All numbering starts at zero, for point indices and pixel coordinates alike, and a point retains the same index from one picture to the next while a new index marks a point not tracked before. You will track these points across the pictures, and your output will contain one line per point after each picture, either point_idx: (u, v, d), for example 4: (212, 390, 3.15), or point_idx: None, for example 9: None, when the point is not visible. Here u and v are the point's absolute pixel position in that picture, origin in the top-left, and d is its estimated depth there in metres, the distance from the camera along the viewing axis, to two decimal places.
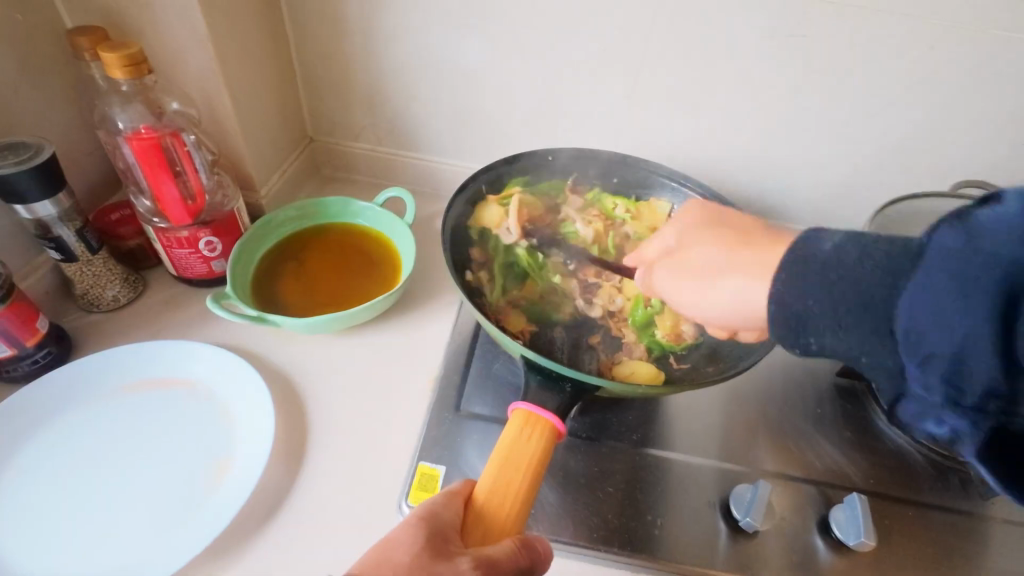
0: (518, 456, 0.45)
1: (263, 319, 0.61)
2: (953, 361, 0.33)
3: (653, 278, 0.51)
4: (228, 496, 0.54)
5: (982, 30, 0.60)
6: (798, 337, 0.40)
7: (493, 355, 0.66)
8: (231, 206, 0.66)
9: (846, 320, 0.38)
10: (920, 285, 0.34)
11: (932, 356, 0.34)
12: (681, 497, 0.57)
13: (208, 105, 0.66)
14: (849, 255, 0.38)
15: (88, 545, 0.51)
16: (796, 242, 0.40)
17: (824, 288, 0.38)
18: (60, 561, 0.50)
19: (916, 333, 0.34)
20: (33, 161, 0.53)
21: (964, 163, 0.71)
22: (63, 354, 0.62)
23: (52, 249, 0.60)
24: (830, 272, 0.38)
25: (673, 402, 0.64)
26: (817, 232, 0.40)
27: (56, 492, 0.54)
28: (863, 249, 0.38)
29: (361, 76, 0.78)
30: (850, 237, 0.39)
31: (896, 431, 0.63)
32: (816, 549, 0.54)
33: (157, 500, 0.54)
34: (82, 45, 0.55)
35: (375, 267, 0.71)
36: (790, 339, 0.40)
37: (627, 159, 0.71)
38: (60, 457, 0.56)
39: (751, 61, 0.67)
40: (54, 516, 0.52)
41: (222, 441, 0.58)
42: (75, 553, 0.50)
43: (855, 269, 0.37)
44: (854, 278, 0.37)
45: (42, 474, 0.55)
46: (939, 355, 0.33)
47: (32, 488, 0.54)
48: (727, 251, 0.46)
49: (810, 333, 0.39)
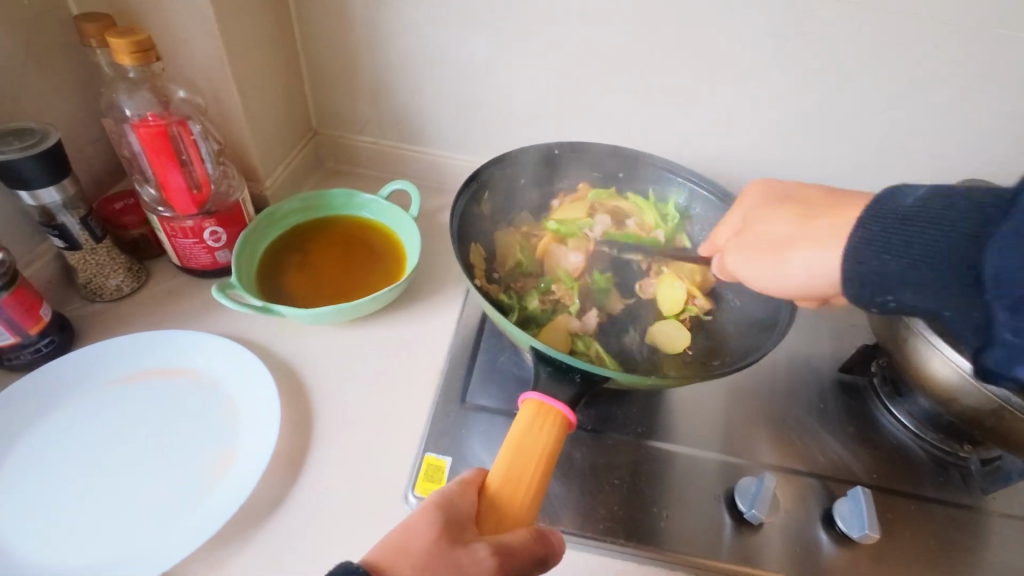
0: (531, 446, 0.45)
1: (268, 310, 0.61)
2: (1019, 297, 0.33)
3: (724, 258, 0.52)
4: (225, 495, 0.53)
5: (983, 30, 0.61)
6: (876, 292, 0.40)
7: (498, 348, 0.67)
8: (236, 196, 0.65)
9: (925, 274, 0.38)
10: (1008, 235, 0.34)
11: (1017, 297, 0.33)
12: (685, 491, 0.57)
13: (214, 95, 0.65)
14: (935, 208, 0.38)
15: (100, 532, 0.50)
16: (883, 191, 0.41)
17: (900, 233, 0.39)
18: (72, 550, 0.49)
19: (1002, 277, 0.33)
20: (38, 147, 0.53)
21: (967, 162, 0.72)
22: (66, 344, 0.62)
23: (55, 237, 0.60)
24: (917, 226, 0.38)
25: (678, 396, 0.65)
26: (904, 187, 0.40)
27: (42, 491, 0.52)
28: (944, 200, 0.38)
29: (366, 68, 0.78)
30: (932, 190, 0.39)
31: (898, 426, 0.64)
32: (819, 542, 0.55)
33: (151, 498, 0.53)
34: (88, 31, 0.54)
35: (381, 260, 0.71)
36: (866, 296, 0.41)
37: (637, 155, 0.70)
38: (50, 454, 0.55)
39: (757, 57, 0.67)
40: (42, 513, 0.51)
41: (223, 436, 0.57)
42: (87, 541, 0.50)
43: (933, 218, 0.38)
44: (932, 223, 0.38)
45: (29, 471, 0.53)
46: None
47: (17, 486, 0.52)
48: (802, 223, 0.47)
49: (889, 288, 0.39)
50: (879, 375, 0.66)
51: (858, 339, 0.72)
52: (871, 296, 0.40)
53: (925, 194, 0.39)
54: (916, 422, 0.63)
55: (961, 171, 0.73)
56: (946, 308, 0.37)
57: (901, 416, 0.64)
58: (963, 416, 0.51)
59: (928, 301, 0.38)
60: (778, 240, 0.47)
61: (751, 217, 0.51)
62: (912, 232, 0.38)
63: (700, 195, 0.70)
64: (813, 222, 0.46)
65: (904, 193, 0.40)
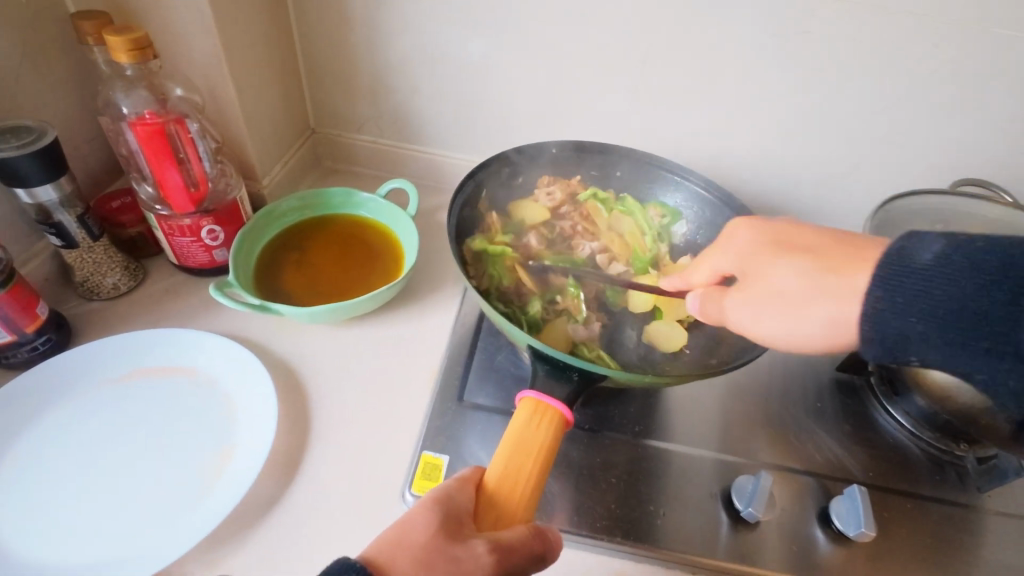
0: (529, 442, 0.45)
1: (266, 308, 0.61)
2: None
3: (715, 301, 0.48)
4: (223, 494, 0.53)
5: (980, 30, 0.61)
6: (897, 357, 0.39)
7: (496, 347, 0.67)
8: (234, 194, 0.65)
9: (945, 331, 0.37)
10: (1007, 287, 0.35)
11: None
12: (682, 489, 0.57)
13: (212, 93, 0.65)
14: (953, 269, 0.37)
15: (96, 531, 0.50)
16: (892, 246, 0.39)
17: (908, 291, 0.38)
18: (68, 548, 0.49)
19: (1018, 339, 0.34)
20: (35, 145, 0.53)
21: (965, 162, 0.72)
22: (63, 342, 0.62)
23: (52, 235, 0.60)
24: (934, 286, 0.37)
25: (675, 395, 0.65)
26: (912, 235, 0.39)
27: (40, 489, 0.52)
28: (961, 255, 0.37)
29: (364, 68, 0.78)
30: (946, 241, 0.37)
31: (895, 425, 0.64)
32: (816, 540, 0.55)
33: (149, 496, 0.53)
34: (85, 28, 0.54)
35: (379, 258, 0.71)
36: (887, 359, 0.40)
37: (633, 154, 0.71)
38: (48, 452, 0.55)
39: (755, 58, 0.68)
40: (40, 512, 0.51)
41: (221, 434, 0.57)
42: (83, 540, 0.50)
43: (954, 275, 0.36)
44: (951, 284, 0.37)
45: (27, 470, 0.53)
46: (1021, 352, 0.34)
47: (15, 485, 0.52)
48: (811, 272, 0.43)
49: (907, 350, 0.38)
50: (875, 374, 0.66)
51: None
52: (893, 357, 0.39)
53: (941, 248, 0.37)
54: (913, 420, 0.63)
55: (958, 171, 0.73)
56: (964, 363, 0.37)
57: (898, 415, 0.64)
58: (958, 413, 0.51)
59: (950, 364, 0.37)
60: (781, 291, 0.44)
61: (746, 263, 0.47)
62: (926, 288, 0.37)
63: (697, 194, 0.70)
64: (821, 277, 0.43)
65: (916, 247, 0.38)
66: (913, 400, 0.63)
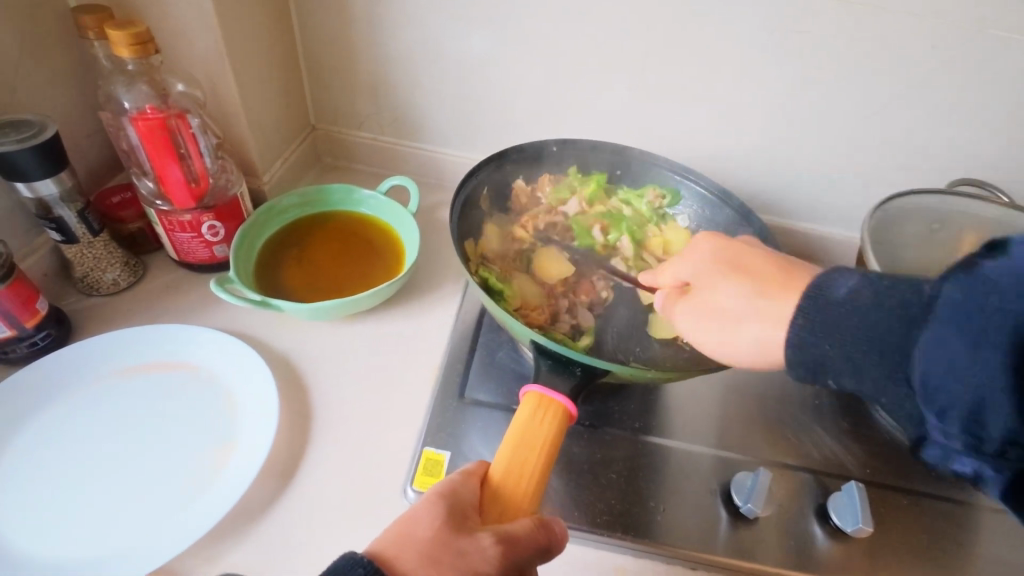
0: (534, 436, 0.45)
1: (267, 304, 0.61)
2: (971, 409, 0.32)
3: (668, 306, 0.51)
4: (217, 496, 0.52)
5: (977, 30, 0.62)
6: (814, 377, 0.41)
7: (497, 344, 0.67)
8: (235, 190, 0.65)
9: (861, 359, 0.39)
10: (935, 338, 0.33)
11: (947, 409, 0.33)
12: (682, 485, 0.57)
13: (213, 88, 0.65)
14: (865, 303, 0.39)
15: (95, 528, 0.50)
16: (819, 277, 0.42)
17: (838, 330, 0.39)
18: (65, 544, 0.49)
19: (931, 384, 0.33)
20: (36, 139, 0.53)
21: (962, 161, 0.72)
22: (63, 338, 0.62)
23: (52, 230, 0.60)
24: (851, 320, 0.39)
25: (674, 392, 0.65)
26: (835, 275, 0.41)
27: (31, 487, 0.52)
28: (872, 293, 0.39)
29: (364, 63, 0.77)
30: (861, 281, 0.40)
31: (891, 422, 0.64)
32: (814, 536, 0.55)
33: (140, 497, 0.52)
34: (87, 23, 0.54)
35: (379, 255, 0.71)
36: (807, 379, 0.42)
37: (634, 153, 0.71)
38: (40, 450, 0.54)
39: (756, 57, 0.68)
40: (28, 510, 0.51)
41: (218, 434, 0.57)
42: (80, 536, 0.50)
43: (864, 318, 0.38)
44: (865, 323, 0.38)
45: (20, 468, 0.53)
46: (953, 407, 0.32)
47: (8, 482, 0.52)
48: (752, 294, 0.45)
49: (824, 374, 0.41)
50: None
51: None
52: (813, 378, 0.41)
53: (854, 286, 0.40)
54: None
55: (958, 171, 0.73)
56: (888, 397, 0.39)
57: None
58: None
59: (869, 387, 0.39)
60: (728, 309, 0.46)
61: (702, 279, 0.49)
62: (844, 320, 0.39)
63: (697, 192, 0.70)
64: (763, 300, 0.44)
65: (835, 282, 0.41)
66: None
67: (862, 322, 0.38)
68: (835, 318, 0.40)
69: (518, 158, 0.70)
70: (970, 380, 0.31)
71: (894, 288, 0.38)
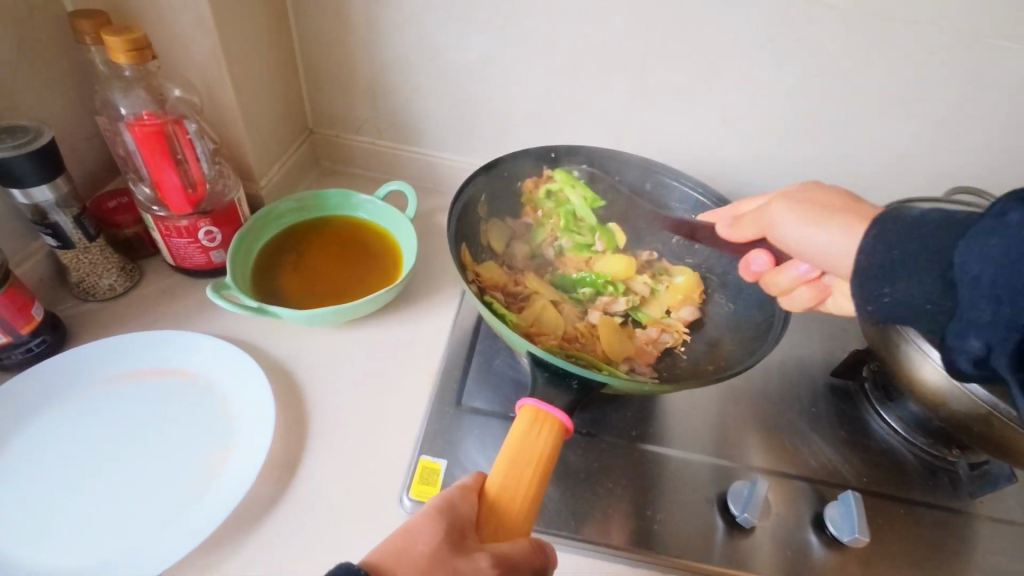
0: (529, 451, 0.45)
1: (263, 310, 0.60)
2: (1000, 281, 0.36)
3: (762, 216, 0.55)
4: (215, 499, 0.52)
5: (975, 38, 0.62)
6: (876, 285, 0.43)
7: (494, 351, 0.67)
8: (232, 195, 0.65)
9: (910, 270, 0.42)
10: (995, 250, 0.36)
11: (980, 279, 0.37)
12: (680, 494, 0.57)
13: (210, 94, 0.65)
14: (899, 230, 0.43)
15: (92, 530, 0.50)
16: (884, 212, 0.45)
17: (896, 240, 0.42)
18: (65, 545, 0.49)
19: (966, 268, 0.38)
20: (32, 146, 0.52)
21: (958, 169, 0.73)
22: (58, 344, 0.61)
23: (48, 236, 0.59)
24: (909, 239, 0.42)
25: (672, 400, 0.65)
26: (903, 206, 0.45)
27: (31, 488, 0.52)
28: (944, 215, 0.42)
29: (363, 67, 0.77)
30: (932, 208, 0.43)
31: (888, 430, 0.64)
32: (810, 545, 0.55)
33: (140, 498, 0.52)
34: (84, 28, 0.54)
35: (376, 262, 0.71)
36: (866, 291, 0.43)
37: (632, 158, 0.71)
38: (38, 452, 0.54)
39: (755, 63, 0.68)
40: (28, 510, 0.51)
41: (216, 438, 0.57)
42: (78, 538, 0.50)
43: (922, 234, 0.42)
44: (922, 250, 0.41)
45: (20, 467, 0.53)
46: (985, 276, 0.36)
47: (7, 482, 0.52)
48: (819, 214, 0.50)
49: (887, 281, 0.42)
50: (869, 379, 0.67)
51: (849, 343, 0.73)
52: (868, 294, 0.43)
53: (928, 212, 0.43)
54: (906, 426, 0.63)
55: (958, 176, 0.73)
56: (928, 300, 0.41)
57: (892, 420, 0.64)
58: (952, 421, 0.52)
59: (917, 293, 0.42)
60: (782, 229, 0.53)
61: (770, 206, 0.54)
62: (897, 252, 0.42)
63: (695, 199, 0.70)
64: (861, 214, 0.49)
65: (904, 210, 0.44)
66: (907, 406, 0.63)
67: (925, 231, 0.42)
68: (905, 244, 0.42)
69: (516, 164, 0.70)
70: (988, 282, 0.36)
71: (958, 219, 0.41)
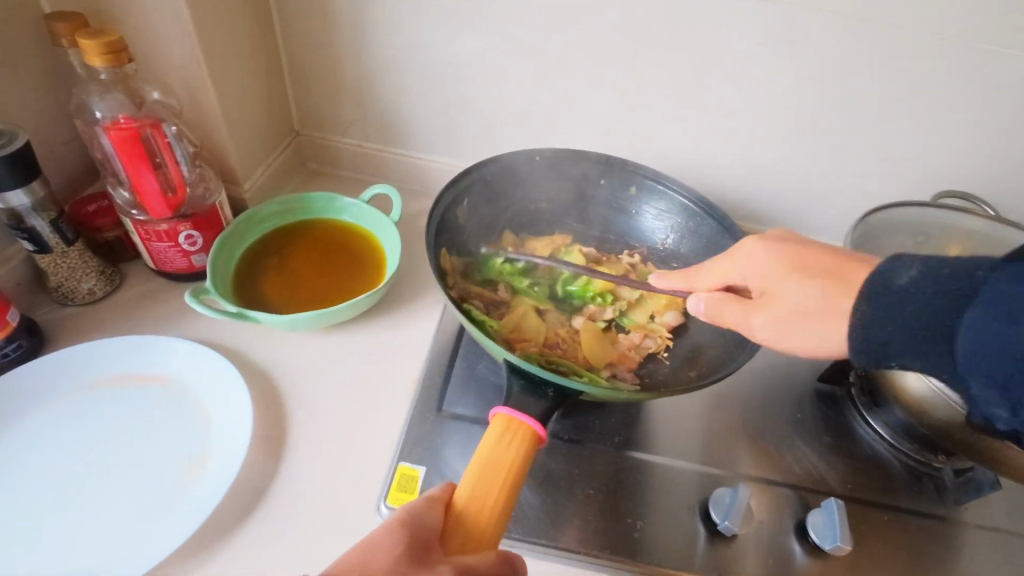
0: (499, 461, 0.45)
1: (243, 315, 0.60)
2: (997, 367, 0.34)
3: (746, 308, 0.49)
4: (202, 500, 0.52)
5: (962, 42, 0.61)
6: (876, 360, 0.41)
7: (477, 355, 0.66)
8: (213, 199, 0.64)
9: (917, 341, 0.39)
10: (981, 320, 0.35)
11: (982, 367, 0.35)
12: (662, 501, 0.57)
13: (191, 97, 0.65)
14: (923, 291, 0.39)
15: (84, 529, 0.50)
16: (871, 273, 0.41)
17: (898, 313, 0.39)
18: (60, 544, 0.49)
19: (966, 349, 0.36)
20: (6, 150, 0.52)
21: (946, 173, 0.72)
22: (35, 348, 0.61)
23: (25, 240, 0.59)
24: (908, 308, 0.39)
25: (656, 406, 0.65)
26: (890, 263, 0.41)
27: (23, 489, 0.52)
28: (934, 277, 0.39)
29: (348, 69, 0.77)
30: (920, 267, 0.40)
31: (874, 436, 0.64)
32: (793, 553, 0.55)
33: (131, 499, 0.52)
34: (60, 30, 0.53)
35: (360, 266, 0.70)
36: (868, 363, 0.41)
37: (617, 161, 0.70)
38: (27, 454, 0.54)
39: (743, 66, 0.67)
40: (19, 511, 0.51)
41: (204, 440, 0.57)
42: (71, 538, 0.50)
43: (926, 299, 0.38)
44: (920, 312, 0.39)
45: (11, 469, 0.53)
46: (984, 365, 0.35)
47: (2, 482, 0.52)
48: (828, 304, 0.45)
49: (886, 356, 0.40)
50: (856, 385, 0.66)
51: None
52: (874, 361, 0.41)
53: (916, 275, 0.39)
54: (892, 432, 0.63)
55: (947, 180, 0.73)
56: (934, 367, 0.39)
57: (877, 426, 0.64)
58: (935, 427, 0.52)
59: (927, 364, 0.39)
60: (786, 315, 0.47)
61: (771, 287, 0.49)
62: (903, 315, 0.39)
63: (680, 203, 0.70)
64: (840, 300, 0.45)
65: (894, 269, 0.40)
66: (893, 412, 0.63)
67: (919, 302, 0.39)
68: (896, 311, 0.39)
69: (499, 168, 0.69)
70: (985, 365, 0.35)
71: (954, 276, 0.38)
